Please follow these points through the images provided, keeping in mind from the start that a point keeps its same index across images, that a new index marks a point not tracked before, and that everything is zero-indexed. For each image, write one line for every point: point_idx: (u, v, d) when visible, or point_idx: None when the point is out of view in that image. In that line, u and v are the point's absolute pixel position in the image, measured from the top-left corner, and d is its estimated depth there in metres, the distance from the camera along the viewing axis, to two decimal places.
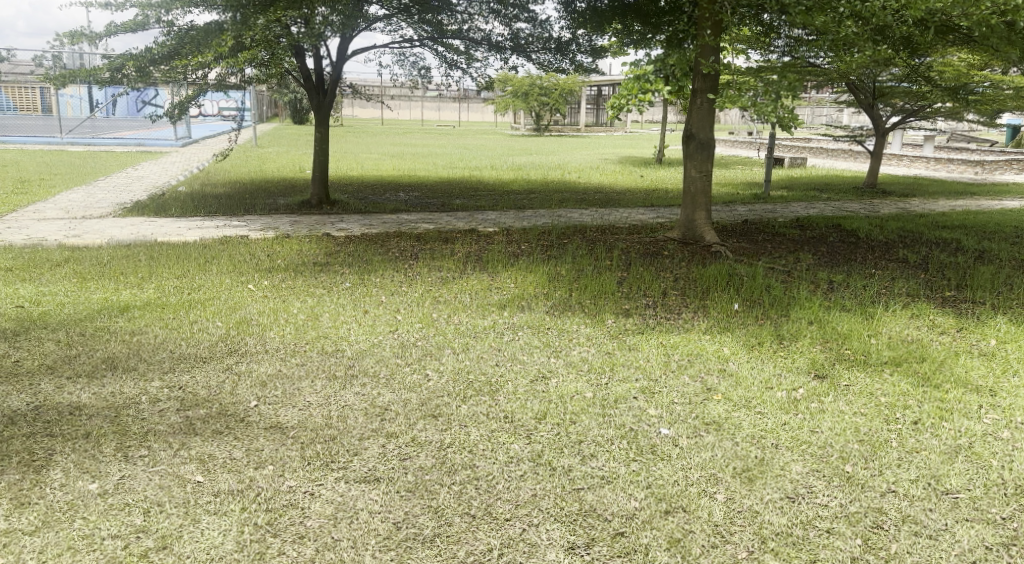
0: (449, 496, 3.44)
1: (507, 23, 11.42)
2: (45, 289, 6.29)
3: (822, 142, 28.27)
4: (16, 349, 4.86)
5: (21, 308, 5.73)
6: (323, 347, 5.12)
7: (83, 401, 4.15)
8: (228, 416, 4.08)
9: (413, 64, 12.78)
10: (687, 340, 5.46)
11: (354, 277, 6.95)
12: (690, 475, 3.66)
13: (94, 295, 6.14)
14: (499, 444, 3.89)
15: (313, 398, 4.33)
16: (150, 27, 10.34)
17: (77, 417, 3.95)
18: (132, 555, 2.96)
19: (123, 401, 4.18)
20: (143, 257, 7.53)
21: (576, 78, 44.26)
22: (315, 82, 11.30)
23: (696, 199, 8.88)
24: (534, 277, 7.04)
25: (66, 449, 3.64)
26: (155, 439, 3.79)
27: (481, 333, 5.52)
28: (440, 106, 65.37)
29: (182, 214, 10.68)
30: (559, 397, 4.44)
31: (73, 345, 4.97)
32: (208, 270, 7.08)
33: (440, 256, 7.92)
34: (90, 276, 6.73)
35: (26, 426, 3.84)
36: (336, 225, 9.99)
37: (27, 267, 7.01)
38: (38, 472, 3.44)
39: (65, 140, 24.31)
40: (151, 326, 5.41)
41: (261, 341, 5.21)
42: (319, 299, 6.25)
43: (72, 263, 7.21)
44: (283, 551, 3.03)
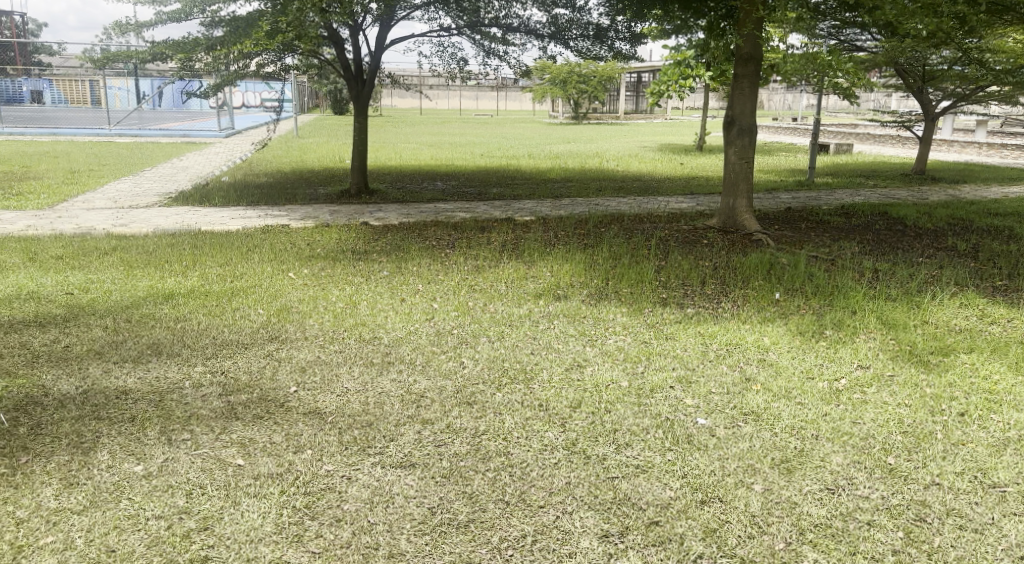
0: (483, 482, 3.46)
1: (545, 10, 11.35)
2: (93, 277, 6.47)
3: (869, 128, 27.72)
4: (66, 335, 5.01)
5: (72, 295, 5.90)
6: (360, 334, 5.18)
7: (129, 386, 4.27)
8: (269, 401, 4.16)
9: (451, 54, 12.77)
10: (726, 329, 5.39)
11: (391, 266, 7.02)
12: (727, 465, 3.62)
13: (140, 283, 6.30)
14: (533, 431, 3.90)
15: (351, 384, 4.39)
16: (193, 16, 10.50)
17: (123, 401, 4.06)
18: (175, 535, 3.03)
19: (167, 385, 4.29)
20: (187, 246, 7.69)
21: (614, 64, 43.90)
22: (354, 72, 11.35)
23: (737, 186, 8.74)
24: (571, 266, 7.01)
25: (113, 432, 3.75)
26: (198, 423, 3.88)
27: (516, 321, 5.53)
28: (478, 95, 65.31)
29: (225, 204, 10.87)
30: (594, 386, 4.43)
31: (120, 332, 5.11)
32: (250, 259, 7.21)
33: (477, 245, 7.95)
34: (136, 264, 6.90)
35: (75, 409, 3.97)
36: (374, 214, 10.08)
37: (77, 255, 7.22)
38: (85, 453, 3.56)
39: (113, 131, 24.91)
40: (193, 313, 5.53)
41: (301, 328, 5.30)
42: (358, 287, 6.32)
43: (119, 251, 7.40)
44: (320, 534, 3.08)
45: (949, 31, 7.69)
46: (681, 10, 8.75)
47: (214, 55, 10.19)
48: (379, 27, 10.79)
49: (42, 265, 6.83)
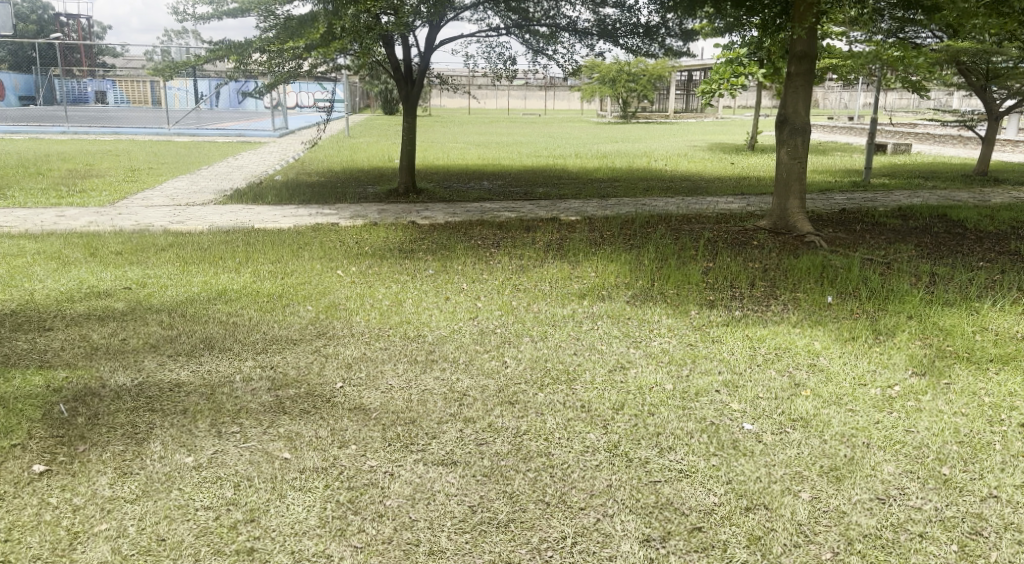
0: (524, 482, 3.46)
1: (594, 9, 11.30)
2: (150, 272, 6.68)
3: (929, 127, 26.89)
4: (124, 328, 5.18)
5: (130, 290, 6.10)
6: (405, 332, 5.23)
7: (182, 379, 4.39)
8: (316, 396, 4.23)
9: (499, 53, 12.80)
10: (775, 333, 5.28)
11: (436, 264, 7.07)
12: (773, 473, 3.55)
13: (194, 279, 6.47)
14: (575, 432, 3.88)
15: (395, 381, 4.44)
16: (250, 13, 10.73)
17: (176, 394, 4.19)
18: (223, 526, 3.11)
19: (219, 379, 4.40)
20: (240, 243, 7.88)
21: (665, 62, 43.45)
22: (403, 73, 11.44)
23: (790, 186, 8.56)
24: (616, 266, 6.96)
25: (165, 423, 3.86)
26: (247, 416, 3.98)
27: (560, 321, 5.51)
28: (526, 94, 65.41)
29: (277, 202, 11.09)
30: (637, 388, 4.39)
31: (175, 326, 5.26)
32: (300, 256, 7.35)
33: (522, 245, 7.96)
34: (192, 261, 7.10)
35: (131, 400, 4.10)
36: (421, 213, 10.16)
37: (136, 251, 7.47)
38: (140, 444, 3.67)
39: (173, 131, 25.67)
40: (245, 309, 5.66)
41: (348, 325, 5.37)
42: (404, 285, 6.38)
43: (176, 248, 7.63)
44: (363, 529, 3.12)
45: (1015, 28, 7.41)
46: (734, 7, 8.60)
47: (268, 55, 10.40)
48: (429, 28, 10.87)
49: (102, 261, 7.07)
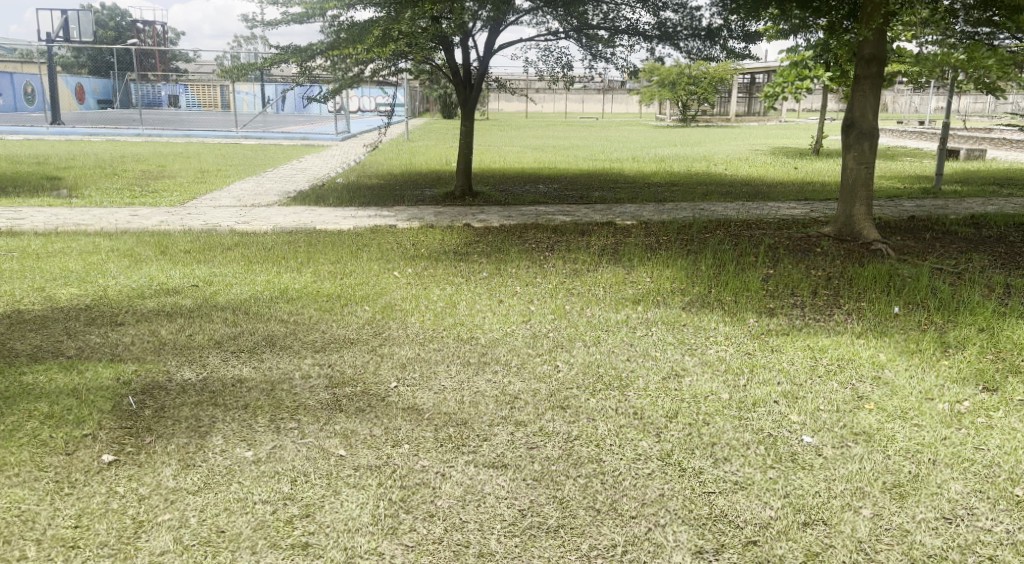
0: (575, 488, 3.44)
1: (655, 12, 11.20)
2: (216, 271, 6.89)
3: (1006, 132, 25.78)
4: (190, 325, 5.36)
5: (197, 288, 6.31)
6: (458, 334, 5.27)
7: (244, 375, 4.52)
8: (370, 395, 4.29)
9: (557, 56, 12.79)
10: (837, 343, 5.13)
11: (491, 267, 7.11)
12: (833, 487, 3.45)
13: (257, 278, 6.66)
14: (628, 440, 3.84)
15: (448, 382, 4.47)
16: (315, 18, 10.98)
17: (238, 389, 4.31)
18: (279, 520, 3.18)
19: (279, 375, 4.51)
20: (302, 243, 8.06)
21: (727, 65, 42.76)
22: (462, 77, 11.53)
23: (855, 192, 8.30)
24: (672, 272, 6.88)
25: (227, 417, 3.98)
26: (305, 412, 4.06)
27: (614, 326, 5.47)
28: (583, 98, 65.21)
29: (338, 204, 11.31)
30: (692, 397, 4.32)
31: (238, 323, 5.42)
32: (358, 257, 7.48)
33: (576, 249, 7.93)
34: (255, 260, 7.30)
35: (196, 394, 4.23)
36: (477, 216, 10.22)
37: (203, 250, 7.71)
38: (203, 437, 3.79)
39: (240, 134, 26.46)
40: (304, 308, 5.79)
41: (403, 325, 5.44)
42: (459, 287, 6.43)
43: (241, 247, 7.85)
44: (414, 528, 3.15)
45: None
46: (799, 8, 8.41)
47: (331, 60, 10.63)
48: (488, 32, 10.94)
49: (171, 259, 7.32)
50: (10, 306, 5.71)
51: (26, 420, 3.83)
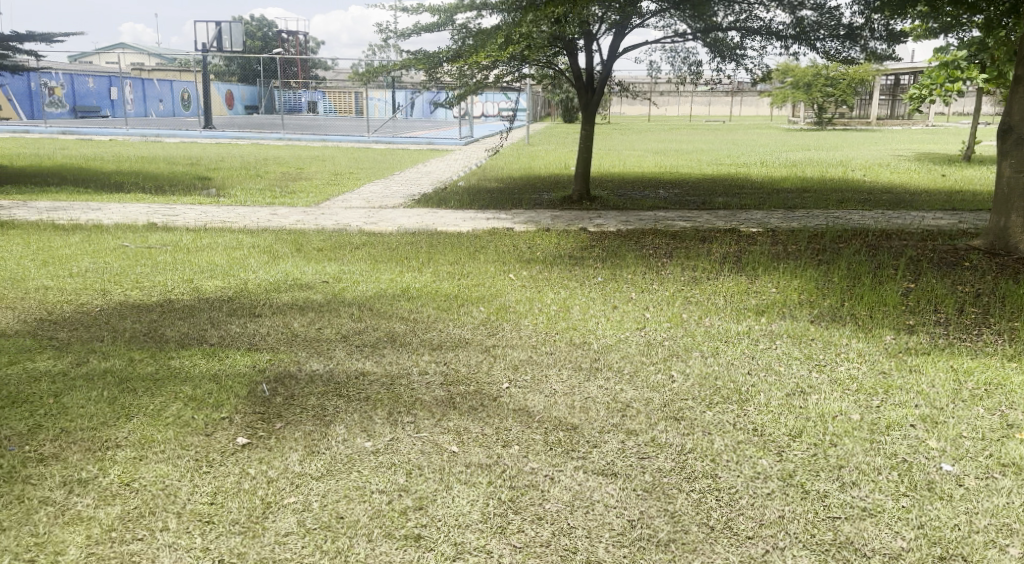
0: (687, 503, 3.34)
1: (790, 11, 10.74)
2: (344, 268, 7.21)
3: None
4: (318, 319, 5.63)
5: (327, 284, 6.63)
6: (571, 338, 5.25)
7: (365, 368, 4.69)
8: (483, 394, 4.36)
9: (684, 60, 12.53)
10: (985, 366, 4.72)
11: (607, 272, 7.04)
12: (976, 521, 3.17)
13: (381, 276, 6.91)
14: (746, 457, 3.70)
15: (560, 386, 4.46)
16: (445, 25, 11.30)
17: (359, 382, 4.48)
18: (394, 511, 3.27)
19: (397, 371, 4.67)
20: (424, 244, 8.30)
21: (869, 65, 40.40)
22: (585, 81, 11.50)
23: (1011, 202, 7.61)
24: (800, 283, 6.56)
25: (349, 408, 4.14)
26: (420, 408, 4.17)
27: (734, 338, 5.28)
28: (711, 100, 63.53)
29: (460, 206, 11.57)
30: (818, 415, 4.10)
31: (361, 319, 5.64)
32: (476, 259, 7.62)
33: (697, 256, 7.73)
34: (380, 259, 7.58)
35: (321, 385, 4.44)
36: (596, 220, 10.17)
37: (333, 248, 8.09)
38: (326, 426, 3.96)
39: (371, 138, 27.60)
40: (423, 307, 5.95)
41: (516, 328, 5.48)
42: (575, 292, 6.41)
43: (368, 246, 8.18)
44: (522, 529, 3.16)
45: None
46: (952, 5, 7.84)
47: (458, 65, 10.89)
48: (614, 35, 10.86)
49: (304, 256, 7.72)
50: (162, 295, 6.20)
51: (173, 401, 4.12)
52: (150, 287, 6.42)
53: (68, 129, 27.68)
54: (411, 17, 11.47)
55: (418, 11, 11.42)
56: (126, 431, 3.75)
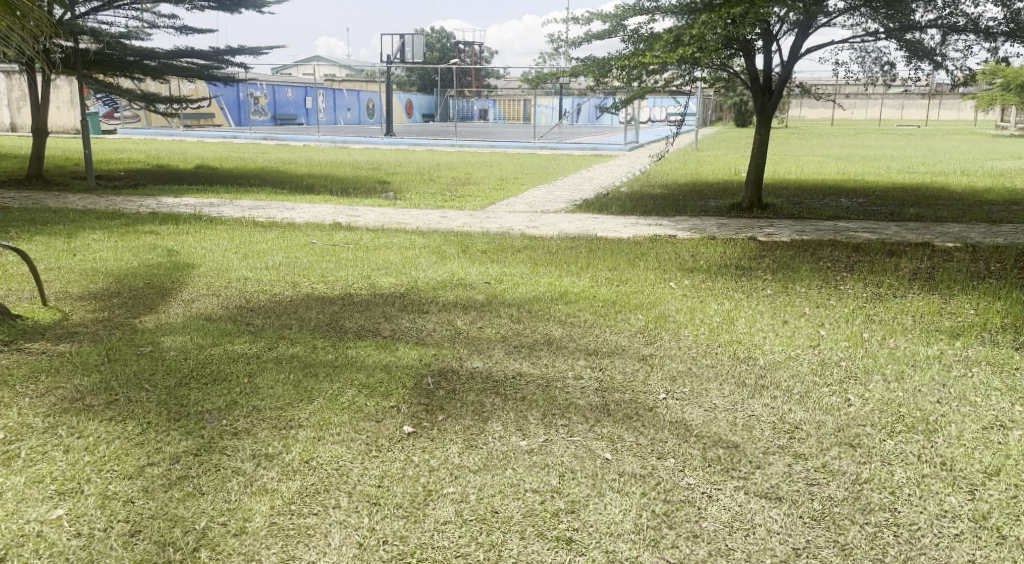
0: (860, 535, 3.11)
1: (1004, 4, 9.70)
2: (506, 270, 7.39)
3: None
4: (479, 318, 5.80)
5: (489, 285, 6.81)
6: (735, 352, 5.05)
7: (522, 370, 4.77)
8: (639, 403, 4.29)
9: (874, 61, 11.67)
10: None
11: (777, 284, 6.70)
12: None
13: (541, 279, 7.00)
14: (930, 492, 3.38)
15: (721, 401, 4.31)
16: (617, 31, 11.26)
17: (516, 382, 4.57)
18: (547, 512, 3.29)
19: (553, 374, 4.70)
20: (585, 249, 8.32)
21: None
22: (761, 85, 11.02)
23: None
24: (1002, 305, 5.90)
25: (506, 407, 4.23)
26: (575, 412, 4.18)
27: (920, 362, 4.84)
28: (902, 103, 58.77)
29: (623, 212, 11.49)
30: (1021, 454, 3.66)
31: (520, 321, 5.75)
32: (638, 265, 7.52)
33: (880, 271, 7.17)
34: (541, 263, 7.68)
35: (480, 383, 4.56)
36: (766, 230, 9.72)
37: (496, 251, 8.31)
38: (483, 422, 4.06)
39: (538, 144, 28.09)
40: (583, 312, 5.96)
41: (676, 338, 5.35)
42: (740, 303, 6.16)
43: (530, 250, 8.32)
44: (677, 545, 3.08)
45: None
46: None
47: (628, 70, 10.82)
48: (795, 36, 10.32)
49: (471, 257, 7.99)
50: (342, 289, 6.65)
51: (347, 388, 4.40)
52: (332, 281, 6.91)
53: (268, 136, 30.47)
54: (584, 23, 11.54)
55: (590, 19, 11.49)
56: (307, 414, 4.05)
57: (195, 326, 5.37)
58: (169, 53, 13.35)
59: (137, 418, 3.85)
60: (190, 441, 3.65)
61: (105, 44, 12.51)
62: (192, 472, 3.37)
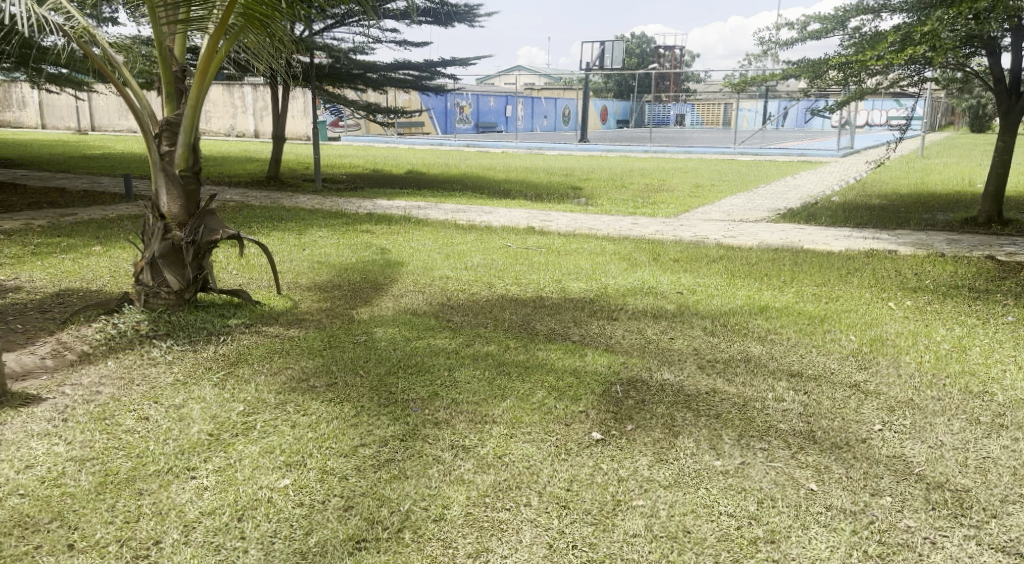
0: None
1: None
2: (702, 281, 7.17)
3: None
4: (674, 329, 5.67)
5: (683, 295, 6.64)
6: (966, 385, 4.52)
7: (718, 386, 4.58)
8: (849, 433, 3.97)
9: None
10: None
11: (1019, 311, 5.93)
12: None
13: (740, 292, 6.71)
14: None
15: (947, 438, 3.88)
16: (835, 31, 10.55)
17: (711, 398, 4.40)
18: (744, 538, 3.12)
19: (752, 393, 4.48)
20: (788, 262, 7.86)
21: None
22: (1006, 85, 9.81)
23: None
24: None
25: (700, 423, 4.08)
26: (775, 435, 3.95)
27: None
28: None
29: (833, 224, 10.74)
30: None
31: (717, 334, 5.54)
32: (849, 282, 6.98)
33: None
34: (740, 274, 7.37)
35: (672, 395, 4.44)
36: (1004, 248, 8.64)
37: (691, 260, 8.09)
38: (676, 436, 3.93)
39: (738, 150, 27.04)
40: (785, 329, 5.63)
41: (894, 364, 4.89)
42: (973, 331, 5.51)
43: (727, 260, 8.01)
44: None
45: None
46: None
47: (846, 72, 10.09)
48: None
49: (664, 266, 7.84)
50: (535, 292, 6.79)
51: (539, 388, 4.46)
52: (526, 283, 7.08)
53: (471, 142, 31.95)
54: (797, 24, 10.93)
55: (804, 20, 10.87)
56: (500, 411, 4.14)
57: (401, 320, 5.72)
58: (389, 65, 14.39)
59: (350, 402, 4.16)
60: (396, 427, 3.88)
61: (334, 58, 13.75)
62: (397, 457, 3.58)
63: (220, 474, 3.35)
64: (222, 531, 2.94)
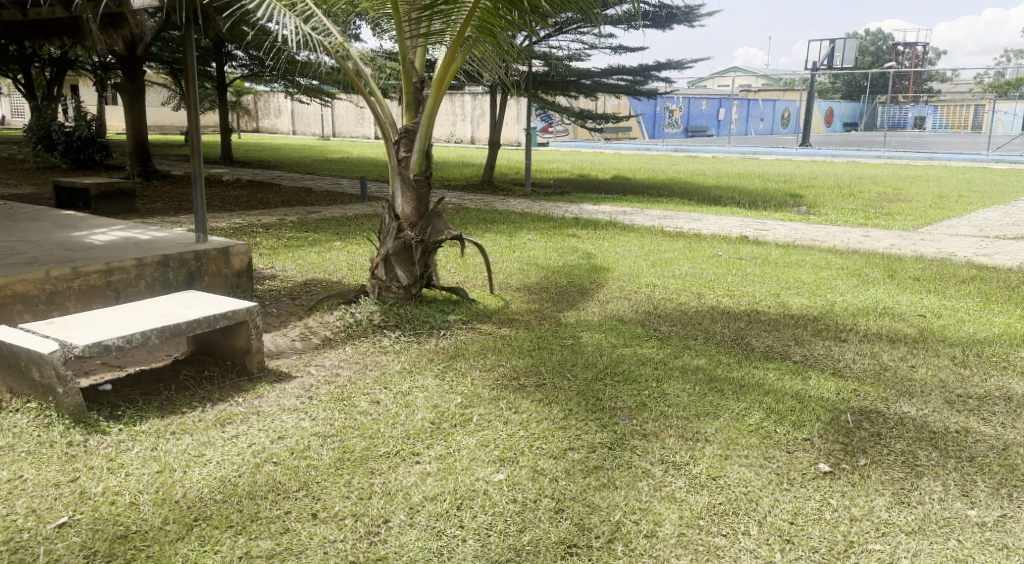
0: None
1: None
2: (948, 303, 6.43)
3: None
4: (915, 356, 5.13)
5: (925, 318, 6.00)
6: None
7: (971, 425, 4.06)
8: None
9: None
10: None
11: None
12: None
13: (995, 318, 5.94)
14: None
15: None
16: None
17: (962, 438, 3.91)
18: None
19: (1014, 437, 3.92)
20: None
21: None
22: None
23: None
24: None
25: (948, 465, 3.64)
26: None
27: None
28: None
29: None
30: None
31: (967, 365, 4.94)
32: None
33: None
34: (995, 299, 6.52)
35: (913, 430, 4.00)
36: None
37: (934, 279, 7.29)
38: (918, 477, 3.53)
39: (990, 157, 24.04)
40: None
41: None
42: None
43: (979, 282, 7.12)
44: None
45: None
46: None
47: None
48: None
49: (900, 285, 7.14)
50: (753, 305, 6.47)
51: (757, 408, 4.23)
52: (742, 296, 6.76)
53: (681, 147, 31.29)
54: None
55: None
56: (714, 429, 3.96)
57: (611, 326, 5.70)
58: (604, 71, 14.48)
59: (560, 404, 4.20)
60: (604, 434, 3.85)
61: (552, 65, 14.07)
62: (607, 465, 3.55)
63: (441, 462, 3.53)
64: (443, 517, 3.09)
